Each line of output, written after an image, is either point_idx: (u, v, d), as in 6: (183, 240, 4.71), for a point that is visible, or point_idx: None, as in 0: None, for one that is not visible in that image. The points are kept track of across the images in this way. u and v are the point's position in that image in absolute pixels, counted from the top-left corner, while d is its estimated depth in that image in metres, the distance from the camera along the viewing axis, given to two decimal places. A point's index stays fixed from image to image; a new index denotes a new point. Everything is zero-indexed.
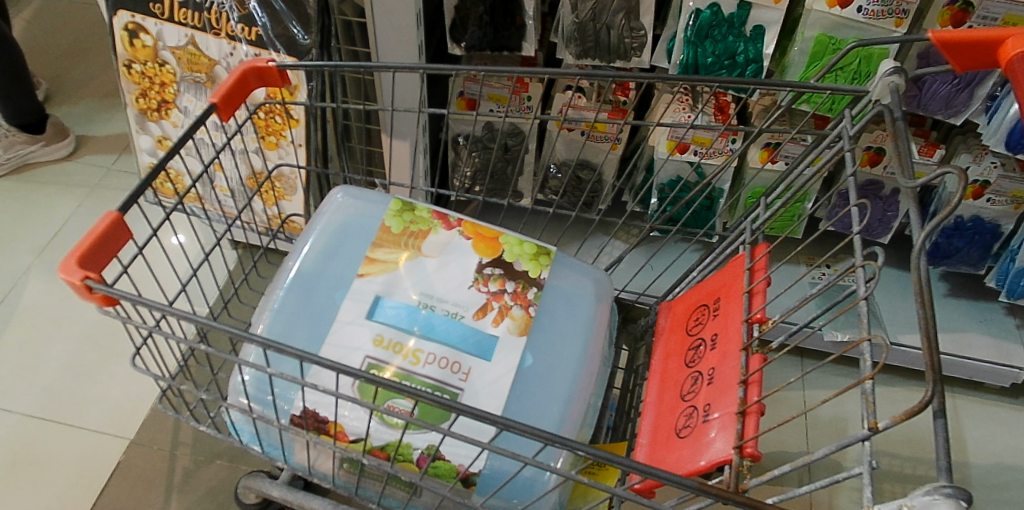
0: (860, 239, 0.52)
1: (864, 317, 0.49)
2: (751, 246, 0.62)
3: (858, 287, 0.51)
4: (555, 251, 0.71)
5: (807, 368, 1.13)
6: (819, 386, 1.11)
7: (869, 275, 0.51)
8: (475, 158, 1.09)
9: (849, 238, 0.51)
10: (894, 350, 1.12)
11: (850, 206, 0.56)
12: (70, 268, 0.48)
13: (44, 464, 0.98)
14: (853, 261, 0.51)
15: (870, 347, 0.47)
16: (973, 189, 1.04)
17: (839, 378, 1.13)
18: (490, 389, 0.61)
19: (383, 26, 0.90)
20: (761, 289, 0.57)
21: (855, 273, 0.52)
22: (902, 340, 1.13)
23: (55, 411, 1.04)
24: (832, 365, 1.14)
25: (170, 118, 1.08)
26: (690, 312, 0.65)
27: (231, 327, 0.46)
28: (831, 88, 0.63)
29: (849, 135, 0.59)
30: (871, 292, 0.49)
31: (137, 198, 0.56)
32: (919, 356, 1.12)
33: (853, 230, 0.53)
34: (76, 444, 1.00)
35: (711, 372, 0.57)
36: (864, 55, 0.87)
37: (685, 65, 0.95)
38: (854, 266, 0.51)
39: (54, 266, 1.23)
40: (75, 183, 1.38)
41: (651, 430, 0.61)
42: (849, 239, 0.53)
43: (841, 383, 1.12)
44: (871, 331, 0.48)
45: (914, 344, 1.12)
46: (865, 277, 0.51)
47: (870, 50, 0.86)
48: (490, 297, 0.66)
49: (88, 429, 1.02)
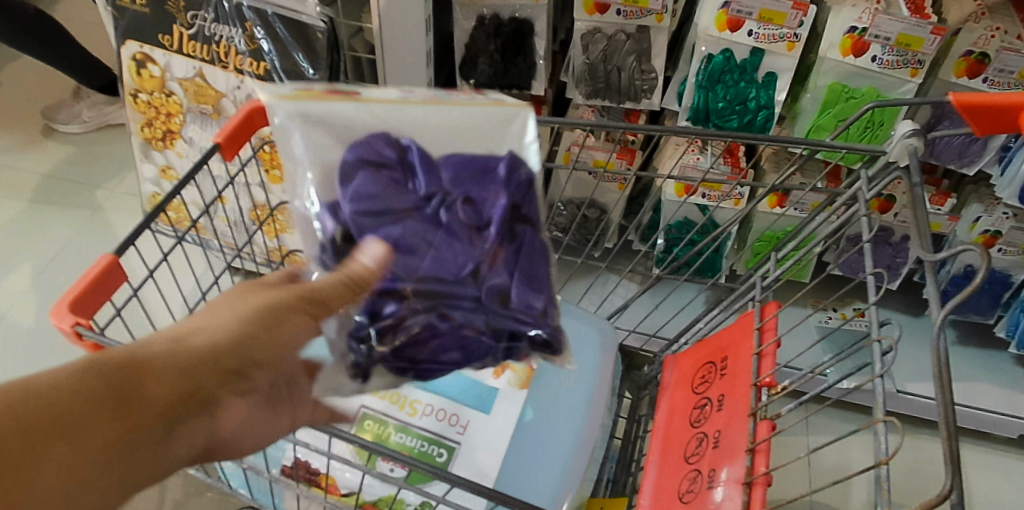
0: (877, 308, 0.49)
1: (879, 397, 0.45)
2: (761, 303, 0.60)
3: (875, 361, 0.47)
4: (560, 300, 0.70)
5: (824, 430, 1.08)
6: (833, 449, 1.06)
7: (885, 349, 0.47)
8: None
9: (864, 308, 0.49)
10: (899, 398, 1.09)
11: (868, 271, 0.54)
12: (62, 313, 0.49)
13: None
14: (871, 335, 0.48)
15: (884, 428, 0.43)
16: (985, 238, 1.01)
17: (856, 444, 1.07)
18: (489, 443, 0.60)
19: (391, 62, 0.90)
20: (771, 351, 0.55)
21: (871, 346, 0.48)
22: (909, 388, 1.10)
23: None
24: (837, 410, 1.11)
25: (174, 148, 1.08)
26: (696, 368, 0.63)
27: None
28: (846, 147, 0.63)
29: (865, 198, 0.58)
30: (888, 370, 0.45)
31: (138, 236, 0.57)
32: (927, 406, 1.09)
33: (869, 299, 0.50)
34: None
35: (716, 434, 0.55)
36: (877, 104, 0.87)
37: (697, 109, 0.95)
38: (873, 339, 0.47)
39: (52, 290, 1.23)
40: (77, 203, 1.38)
41: (654, 491, 0.59)
42: (866, 309, 0.51)
43: (858, 448, 1.06)
44: (887, 413, 0.44)
45: (921, 393, 1.09)
46: (882, 350, 0.47)
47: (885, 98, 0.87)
48: None
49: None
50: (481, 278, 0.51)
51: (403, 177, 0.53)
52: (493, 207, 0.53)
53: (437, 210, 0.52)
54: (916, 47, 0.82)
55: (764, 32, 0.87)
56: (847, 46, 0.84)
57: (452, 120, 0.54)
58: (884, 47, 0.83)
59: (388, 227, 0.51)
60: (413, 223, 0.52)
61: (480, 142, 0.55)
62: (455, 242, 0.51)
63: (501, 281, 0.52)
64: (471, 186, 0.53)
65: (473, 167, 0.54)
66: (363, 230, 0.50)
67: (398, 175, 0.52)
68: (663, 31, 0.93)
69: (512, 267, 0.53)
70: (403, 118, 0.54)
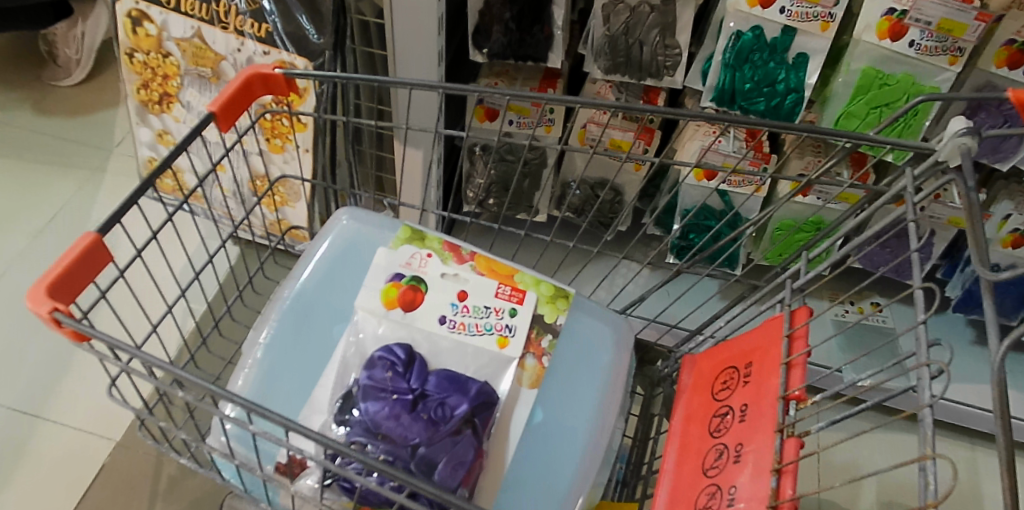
0: (927, 327, 0.44)
1: (929, 432, 0.40)
2: (791, 307, 0.56)
3: (922, 387, 0.43)
4: (573, 294, 0.66)
5: (876, 445, 1.05)
6: (885, 463, 1.03)
7: (935, 374, 0.42)
8: (493, 170, 1.07)
9: (912, 324, 0.44)
10: (944, 405, 1.06)
11: (915, 289, 0.48)
12: (39, 298, 0.44)
13: (24, 461, 0.95)
14: (918, 357, 0.44)
15: (933, 467, 0.39)
16: (1012, 237, 0.97)
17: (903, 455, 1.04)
18: (494, 449, 0.57)
19: (402, 29, 0.85)
20: (800, 362, 0.51)
21: (918, 370, 0.43)
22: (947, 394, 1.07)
23: (34, 403, 1.00)
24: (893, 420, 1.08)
25: (171, 112, 1.03)
26: (717, 372, 0.60)
27: (200, 380, 0.42)
28: (892, 143, 0.58)
29: (913, 202, 0.52)
30: (938, 400, 0.40)
31: (124, 213, 0.52)
32: (962, 412, 1.06)
33: (919, 317, 0.45)
34: (53, 442, 0.97)
35: (737, 448, 0.51)
36: (912, 93, 0.81)
37: (721, 90, 0.88)
38: (922, 363, 0.42)
39: (50, 251, 1.20)
40: (76, 164, 1.34)
41: (668, 503, 0.56)
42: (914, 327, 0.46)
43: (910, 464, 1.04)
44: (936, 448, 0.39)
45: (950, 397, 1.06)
46: (931, 376, 0.43)
47: (920, 87, 0.81)
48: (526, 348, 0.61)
49: (67, 424, 0.99)
50: (426, 458, 0.50)
51: (402, 374, 0.56)
52: (454, 402, 0.54)
53: (413, 400, 0.53)
54: (958, 33, 0.76)
55: (798, 10, 0.81)
56: (884, 29, 0.78)
57: (471, 317, 0.61)
58: (923, 32, 0.77)
59: (379, 407, 0.53)
60: (394, 403, 0.53)
61: (485, 338, 0.60)
62: (420, 421, 0.52)
63: (432, 447, 0.51)
64: (446, 390, 0.55)
65: (458, 378, 0.57)
66: (367, 409, 0.53)
67: (400, 371, 0.56)
68: (690, 4, 0.87)
69: (454, 449, 0.51)
70: (438, 326, 0.60)
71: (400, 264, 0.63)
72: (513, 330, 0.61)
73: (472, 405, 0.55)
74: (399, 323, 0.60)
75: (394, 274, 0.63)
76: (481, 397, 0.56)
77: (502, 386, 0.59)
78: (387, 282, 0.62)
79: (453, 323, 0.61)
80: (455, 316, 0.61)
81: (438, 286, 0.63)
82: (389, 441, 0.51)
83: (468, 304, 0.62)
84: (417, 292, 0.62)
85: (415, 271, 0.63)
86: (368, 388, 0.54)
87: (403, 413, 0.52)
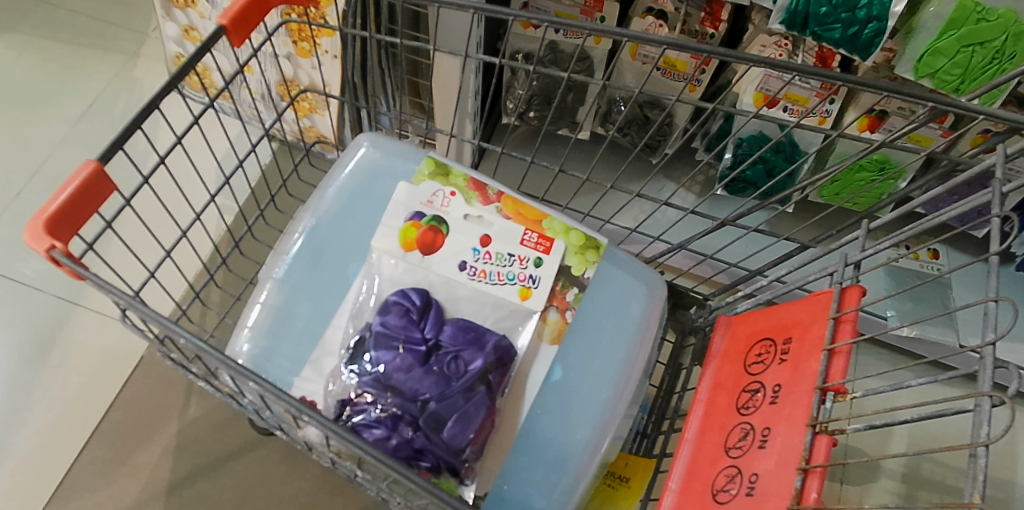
0: (994, 348, 0.38)
1: (978, 476, 0.35)
2: (844, 282, 0.51)
3: (977, 419, 0.37)
4: (605, 245, 0.61)
5: (918, 396, 1.01)
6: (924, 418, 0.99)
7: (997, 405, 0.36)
8: (534, 81, 0.99)
9: (978, 343, 0.38)
10: None
11: (989, 298, 0.40)
12: (38, 235, 0.42)
13: (60, 346, 0.97)
14: (978, 379, 0.38)
15: None
16: None
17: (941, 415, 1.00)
18: (507, 406, 0.55)
19: None
20: (845, 350, 0.46)
21: (977, 398, 0.37)
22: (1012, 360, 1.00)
23: (69, 290, 1.02)
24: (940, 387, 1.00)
25: (196, 8, 0.97)
26: (752, 342, 0.56)
27: (194, 338, 0.42)
28: (988, 114, 0.49)
29: (1003, 190, 0.43)
30: (995, 440, 0.35)
31: (128, 137, 0.48)
32: None
33: (988, 336, 0.39)
34: (86, 328, 0.99)
35: (764, 432, 0.48)
36: (1013, 32, 0.68)
37: (793, 12, 0.74)
38: (982, 391, 0.36)
39: (89, 140, 1.18)
40: (113, 48, 1.29)
41: (684, 475, 0.54)
42: (980, 347, 0.39)
43: (955, 424, 1.00)
44: (981, 495, 0.34)
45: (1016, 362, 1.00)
46: (991, 406, 0.37)
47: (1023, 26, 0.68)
48: (550, 300, 0.58)
49: (97, 312, 1.00)
50: (435, 414, 0.48)
51: (416, 321, 0.53)
52: (468, 359, 0.52)
53: (425, 354, 0.51)
54: None
55: None
56: None
57: (492, 266, 0.58)
58: None
59: (387, 360, 0.50)
60: (404, 356, 0.50)
61: (504, 289, 0.57)
62: (431, 375, 0.50)
63: (441, 407, 0.49)
64: (461, 344, 0.53)
65: (475, 329, 0.54)
66: (376, 361, 0.51)
67: (415, 319, 0.53)
68: None
69: (467, 405, 0.49)
70: (455, 275, 0.57)
71: (421, 202, 0.60)
72: (536, 281, 0.58)
73: (489, 360, 0.52)
74: (416, 267, 0.57)
75: (413, 212, 0.59)
76: (499, 352, 0.53)
77: (521, 340, 0.57)
78: (406, 221, 0.59)
79: (473, 270, 0.57)
80: (476, 263, 0.58)
81: (460, 228, 0.59)
82: (398, 395, 0.49)
83: (491, 251, 0.58)
84: (437, 234, 0.58)
85: (437, 210, 0.59)
86: (380, 336, 0.52)
87: (415, 366, 0.50)
